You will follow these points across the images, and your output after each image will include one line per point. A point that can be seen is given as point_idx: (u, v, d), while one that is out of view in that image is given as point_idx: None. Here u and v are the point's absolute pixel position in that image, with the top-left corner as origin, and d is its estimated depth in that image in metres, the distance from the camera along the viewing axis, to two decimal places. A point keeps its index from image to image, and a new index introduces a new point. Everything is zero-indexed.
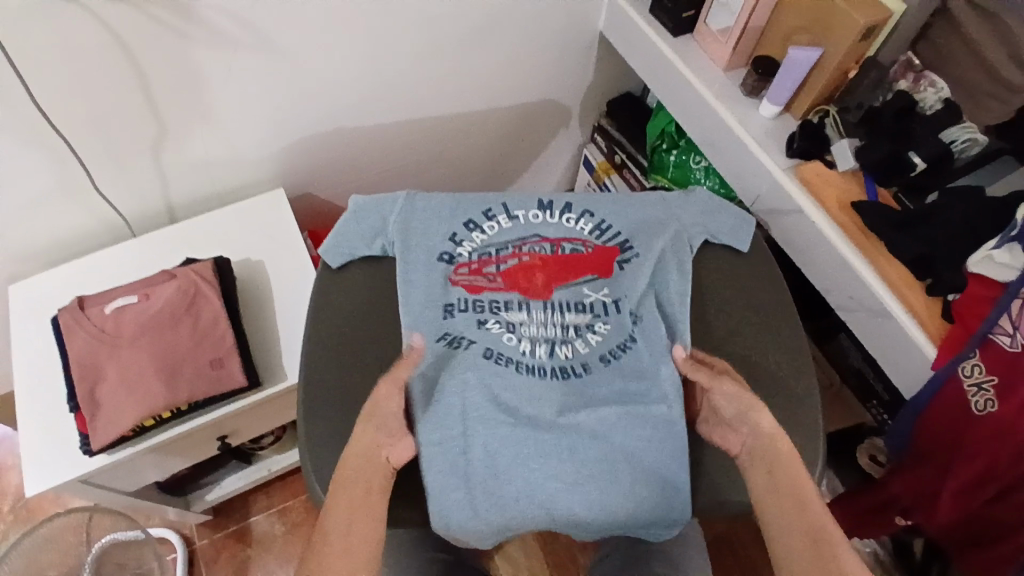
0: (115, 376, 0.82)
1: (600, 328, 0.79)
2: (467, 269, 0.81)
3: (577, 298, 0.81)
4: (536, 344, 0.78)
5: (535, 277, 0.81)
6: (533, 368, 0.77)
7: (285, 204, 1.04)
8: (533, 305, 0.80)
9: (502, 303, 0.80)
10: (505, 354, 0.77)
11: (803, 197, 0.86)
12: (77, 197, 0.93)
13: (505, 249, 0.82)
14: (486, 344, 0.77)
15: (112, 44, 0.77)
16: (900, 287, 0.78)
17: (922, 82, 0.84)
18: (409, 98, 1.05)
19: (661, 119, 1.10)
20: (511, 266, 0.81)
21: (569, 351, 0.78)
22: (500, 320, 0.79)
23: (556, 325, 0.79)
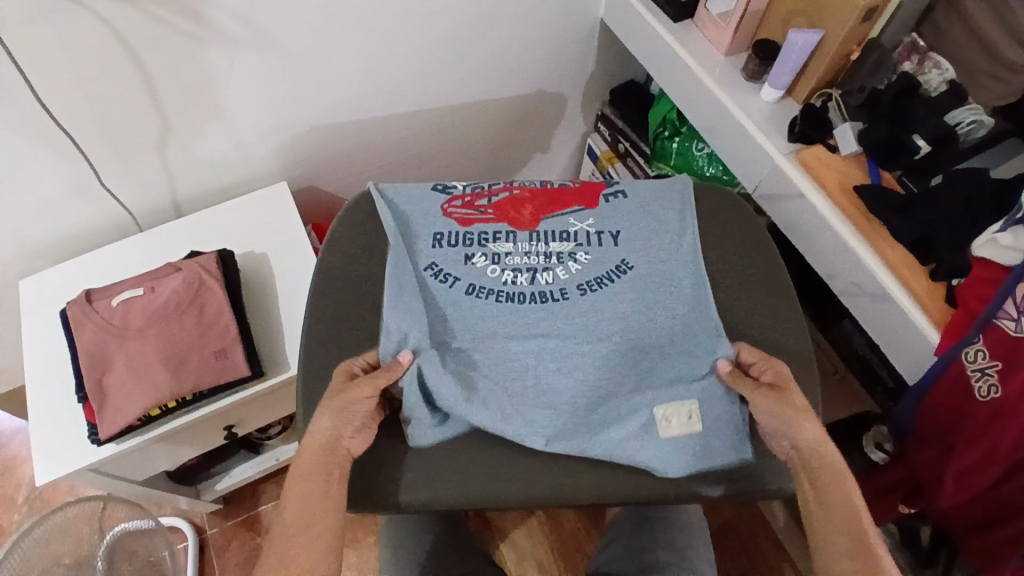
0: (123, 368, 0.83)
1: (582, 258, 0.76)
2: (460, 202, 0.81)
3: (563, 227, 0.79)
4: (517, 273, 0.76)
5: (523, 209, 0.80)
6: (513, 296, 0.74)
7: (288, 197, 1.05)
8: (520, 234, 0.78)
9: (491, 234, 0.78)
10: (486, 287, 0.75)
11: (804, 181, 0.85)
12: (85, 194, 0.94)
13: (496, 185, 0.82)
14: (469, 280, 0.75)
15: (115, 43, 0.77)
16: (902, 271, 0.77)
17: (927, 63, 0.82)
18: (409, 90, 1.05)
19: (662, 106, 1.09)
20: (500, 199, 0.81)
21: (550, 277, 0.75)
22: (486, 252, 0.77)
23: (539, 253, 0.77)
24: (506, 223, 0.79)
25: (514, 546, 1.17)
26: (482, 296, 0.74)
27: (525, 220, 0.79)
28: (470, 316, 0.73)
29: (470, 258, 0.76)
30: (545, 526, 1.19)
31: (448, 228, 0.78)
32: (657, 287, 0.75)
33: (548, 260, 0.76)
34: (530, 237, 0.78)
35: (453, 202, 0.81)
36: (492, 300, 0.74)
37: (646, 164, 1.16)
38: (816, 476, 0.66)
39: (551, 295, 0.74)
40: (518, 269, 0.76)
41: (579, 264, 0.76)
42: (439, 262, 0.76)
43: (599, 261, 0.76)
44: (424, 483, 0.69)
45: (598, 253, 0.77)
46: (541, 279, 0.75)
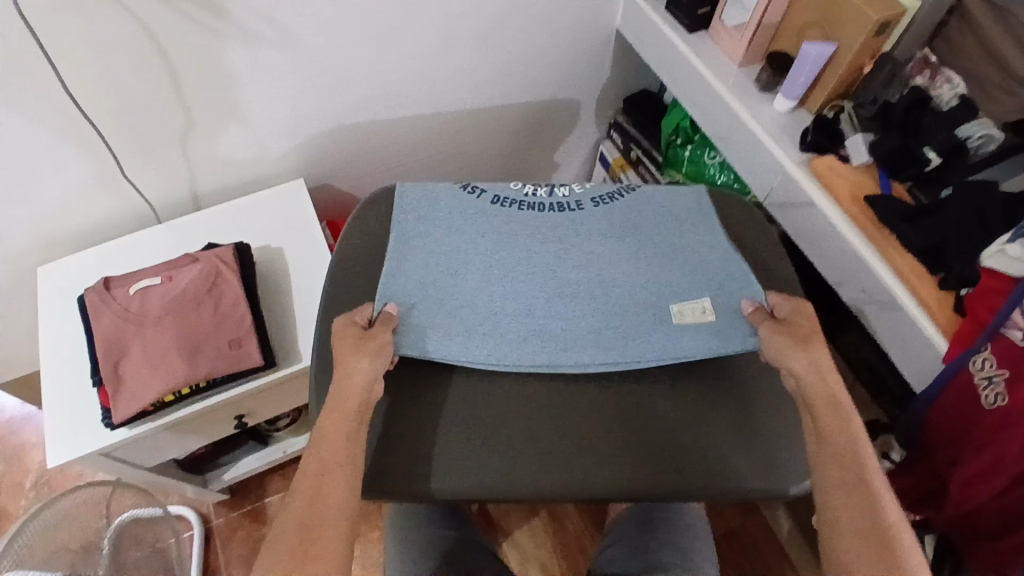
0: (138, 354, 0.84)
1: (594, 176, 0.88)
2: None
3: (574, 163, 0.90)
4: (536, 185, 0.86)
5: None
6: (534, 205, 0.84)
7: (305, 193, 1.06)
8: None
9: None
10: (509, 198, 0.84)
11: (815, 189, 0.86)
12: (108, 185, 0.96)
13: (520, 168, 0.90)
14: (494, 193, 0.85)
15: (145, 39, 0.80)
16: (910, 278, 0.78)
17: (938, 78, 0.84)
18: (423, 91, 1.07)
19: (676, 113, 1.09)
20: None
21: (567, 191, 0.86)
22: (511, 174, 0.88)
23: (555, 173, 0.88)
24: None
25: (517, 547, 1.17)
26: (506, 206, 0.84)
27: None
28: (496, 216, 0.82)
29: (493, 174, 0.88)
30: (548, 527, 1.19)
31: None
32: (671, 201, 0.86)
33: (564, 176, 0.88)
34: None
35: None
36: (515, 208, 0.84)
37: (658, 171, 1.16)
38: (822, 424, 0.67)
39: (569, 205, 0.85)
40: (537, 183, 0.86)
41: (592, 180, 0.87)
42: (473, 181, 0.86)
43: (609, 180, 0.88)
44: (450, 478, 0.70)
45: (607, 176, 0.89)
46: (559, 190, 0.86)
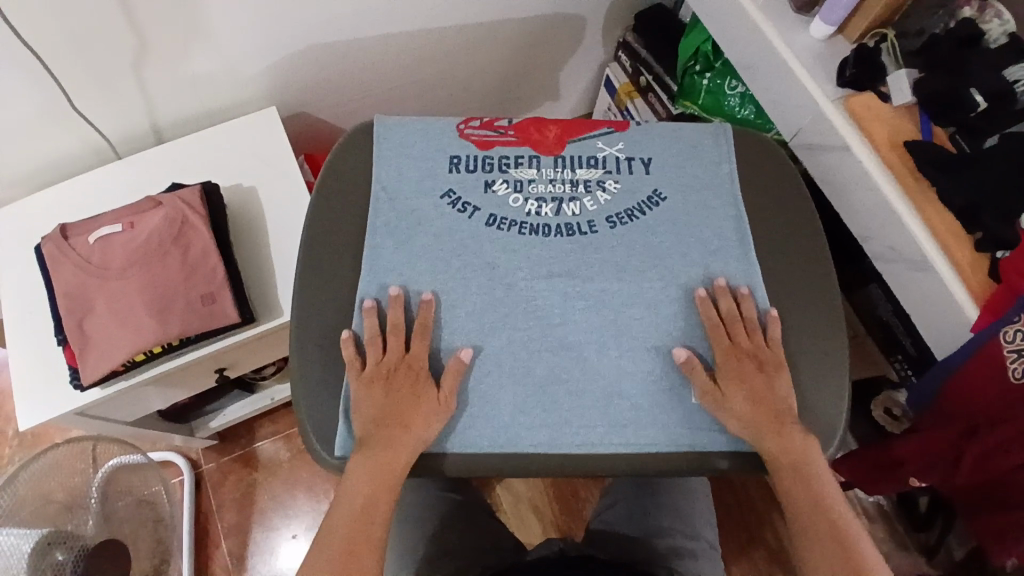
0: (104, 310, 0.78)
1: (610, 186, 0.76)
2: (478, 123, 0.79)
3: (589, 153, 0.78)
4: (542, 203, 0.75)
5: (547, 131, 0.79)
6: (538, 227, 0.73)
7: (279, 123, 0.96)
8: (544, 159, 0.77)
9: (513, 157, 0.77)
10: (508, 218, 0.74)
11: (850, 132, 0.76)
12: (57, 118, 0.85)
13: (514, 126, 0.79)
14: (489, 210, 0.74)
15: None
16: (946, 239, 0.71)
17: (988, 11, 0.73)
18: (408, 7, 0.93)
19: (694, 37, 0.96)
20: (523, 121, 0.79)
21: (577, 208, 0.75)
22: (508, 179, 0.76)
23: (565, 181, 0.76)
24: (529, 145, 0.78)
25: (509, 489, 1.17)
26: (504, 228, 0.73)
27: (549, 142, 0.78)
28: (494, 245, 0.72)
29: (490, 185, 0.75)
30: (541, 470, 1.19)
31: (468, 152, 0.77)
32: (701, 224, 0.75)
33: (575, 188, 0.76)
34: (556, 160, 0.77)
35: (470, 122, 0.79)
36: (516, 233, 0.73)
37: (671, 102, 1.04)
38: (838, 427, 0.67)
39: (579, 226, 0.74)
40: (542, 199, 0.75)
41: (608, 193, 0.76)
42: (458, 191, 0.75)
43: (630, 189, 0.76)
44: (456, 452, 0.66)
45: (628, 183, 0.76)
46: (567, 208, 0.75)
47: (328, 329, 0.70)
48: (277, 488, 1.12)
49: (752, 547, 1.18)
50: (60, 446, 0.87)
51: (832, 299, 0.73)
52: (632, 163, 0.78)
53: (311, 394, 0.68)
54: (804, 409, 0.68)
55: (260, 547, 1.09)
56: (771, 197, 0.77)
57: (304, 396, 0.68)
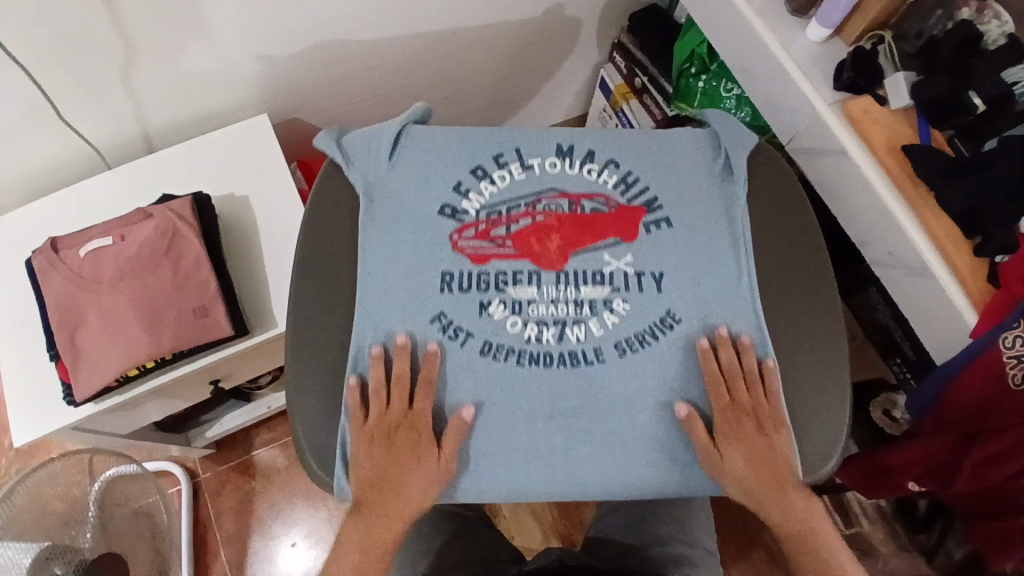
0: (96, 324, 0.77)
1: (618, 307, 0.71)
2: (473, 231, 0.72)
3: (595, 267, 0.72)
4: (542, 327, 0.70)
5: (549, 241, 0.72)
6: (537, 357, 0.69)
7: (270, 131, 0.95)
8: (544, 276, 0.71)
9: (510, 274, 0.71)
10: (505, 346, 0.69)
11: (847, 136, 0.75)
12: (44, 129, 0.84)
13: (517, 207, 0.73)
14: (485, 336, 0.69)
15: None
16: (946, 245, 0.70)
17: (987, 13, 0.72)
18: (399, 12, 0.92)
19: (691, 38, 0.94)
20: (522, 228, 0.72)
21: (581, 333, 0.70)
22: (505, 300, 0.70)
23: (568, 303, 0.71)
24: (529, 259, 0.71)
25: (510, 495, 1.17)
26: (501, 356, 0.69)
27: (551, 256, 0.72)
28: (490, 377, 0.68)
29: (486, 305, 0.70)
30: None
31: (462, 269, 0.71)
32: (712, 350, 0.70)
33: (579, 308, 0.71)
34: (558, 278, 0.71)
35: (465, 231, 0.72)
36: (513, 363, 0.69)
37: (666, 103, 1.03)
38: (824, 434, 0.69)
39: (584, 354, 0.69)
40: (544, 321, 0.70)
41: (616, 314, 0.70)
42: (450, 314, 0.69)
43: (641, 310, 0.70)
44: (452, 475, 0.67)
45: (638, 304, 0.71)
46: (570, 333, 0.70)
47: (327, 341, 0.70)
48: (275, 496, 1.12)
49: (753, 549, 1.18)
50: (57, 459, 0.86)
51: (826, 308, 0.73)
52: (642, 279, 0.71)
53: (307, 408, 0.69)
54: (804, 426, 0.69)
55: (260, 555, 1.09)
56: (784, 297, 0.74)
57: (303, 418, 0.69)
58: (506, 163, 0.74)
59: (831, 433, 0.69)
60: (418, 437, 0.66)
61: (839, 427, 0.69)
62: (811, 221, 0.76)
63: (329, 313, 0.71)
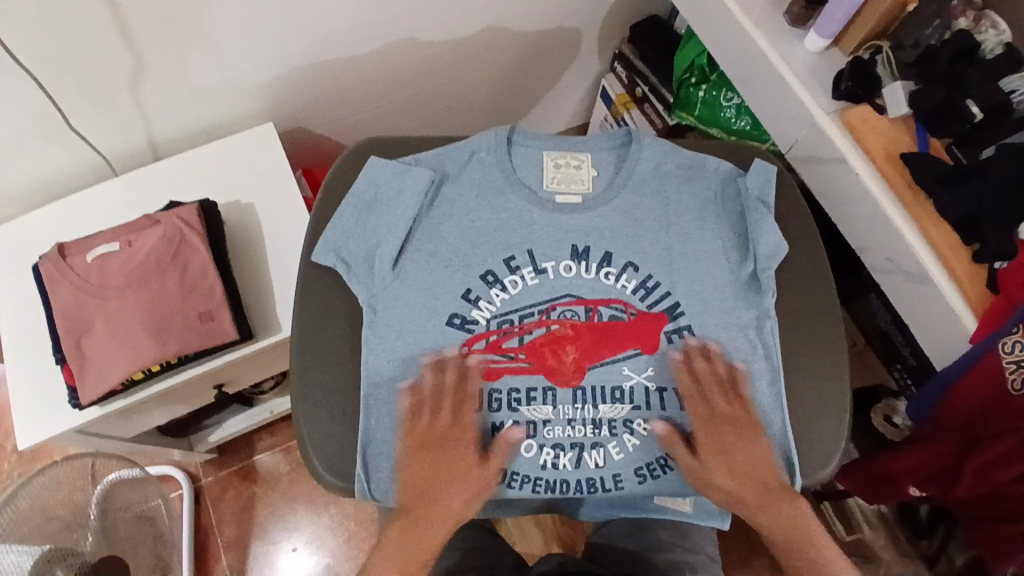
0: (102, 329, 0.78)
1: (639, 428, 0.70)
2: (485, 344, 0.70)
3: (616, 384, 0.70)
4: (560, 452, 0.69)
5: (565, 355, 0.70)
6: (554, 484, 0.69)
7: (277, 140, 0.96)
8: (561, 394, 0.69)
9: (525, 392, 0.69)
10: (520, 472, 0.69)
11: (845, 143, 0.76)
12: (53, 137, 0.85)
13: (532, 317, 0.71)
14: (499, 463, 0.69)
15: None
16: (944, 251, 0.71)
17: (983, 22, 0.73)
18: (404, 22, 0.93)
19: (692, 49, 0.95)
20: (538, 339, 0.70)
21: (601, 459, 0.69)
22: (520, 421, 0.69)
23: (587, 426, 0.69)
24: (543, 374, 0.70)
25: None
26: (516, 483, 0.69)
27: (567, 369, 0.70)
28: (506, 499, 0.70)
29: (499, 427, 0.69)
30: None
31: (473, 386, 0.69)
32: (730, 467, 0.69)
33: (597, 429, 0.69)
34: (575, 395, 0.69)
35: (476, 344, 0.70)
36: (530, 489, 0.69)
37: (667, 112, 1.04)
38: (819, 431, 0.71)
39: (603, 481, 0.70)
40: (560, 445, 0.69)
41: (636, 437, 0.70)
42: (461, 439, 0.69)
43: (662, 432, 0.69)
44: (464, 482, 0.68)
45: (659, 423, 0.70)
46: (588, 459, 0.69)
47: (333, 344, 0.71)
48: (277, 502, 1.12)
49: (755, 557, 1.18)
50: (58, 466, 0.87)
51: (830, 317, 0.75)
52: (664, 395, 0.70)
53: (314, 407, 0.70)
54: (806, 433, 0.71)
55: (261, 561, 1.09)
56: (792, 317, 0.74)
57: (309, 419, 0.70)
58: (519, 267, 0.72)
59: (829, 447, 0.71)
60: (463, 433, 0.68)
61: (840, 431, 0.71)
62: (810, 227, 0.78)
63: (334, 317, 0.72)
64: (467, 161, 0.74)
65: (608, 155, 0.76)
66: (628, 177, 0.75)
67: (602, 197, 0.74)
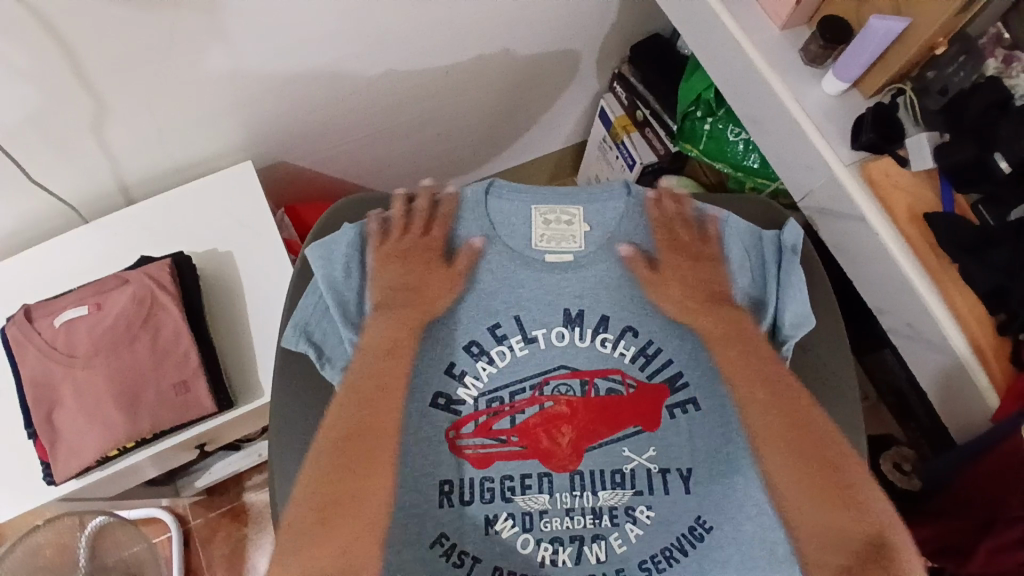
0: (72, 403, 0.74)
1: (642, 515, 0.65)
2: (472, 426, 0.66)
3: (614, 466, 0.66)
4: (558, 545, 0.65)
5: (560, 436, 0.66)
6: None
7: (256, 180, 0.90)
8: (556, 478, 0.66)
9: (518, 477, 0.65)
10: (516, 572, 0.64)
11: (866, 200, 0.70)
12: (11, 186, 0.79)
13: (522, 394, 0.67)
14: (494, 561, 0.64)
15: (21, 18, 0.62)
16: (969, 322, 0.66)
17: (1015, 64, 0.65)
18: (388, 53, 0.87)
19: (697, 81, 0.89)
20: (529, 418, 0.67)
21: (602, 551, 0.64)
22: (513, 513, 0.65)
23: (586, 513, 0.65)
24: (538, 459, 0.66)
25: None
26: None
27: (563, 451, 0.66)
28: None
29: (493, 520, 0.65)
30: None
31: (463, 475, 0.65)
32: (738, 550, 0.63)
33: (598, 519, 0.65)
34: (572, 482, 0.66)
35: (463, 427, 0.66)
36: None
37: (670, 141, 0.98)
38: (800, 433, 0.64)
39: None
40: (559, 539, 0.65)
41: (639, 526, 0.65)
42: (448, 532, 0.64)
43: (667, 519, 0.65)
44: None
45: (663, 510, 0.65)
46: (589, 553, 0.65)
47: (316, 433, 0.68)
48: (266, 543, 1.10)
49: None
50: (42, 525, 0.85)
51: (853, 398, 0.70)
52: (668, 477, 0.66)
53: None
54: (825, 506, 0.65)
55: None
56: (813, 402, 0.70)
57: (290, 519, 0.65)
58: (506, 336, 0.68)
59: None
60: (457, 523, 0.64)
61: None
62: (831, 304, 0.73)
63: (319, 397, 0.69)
64: (441, 219, 0.69)
65: (600, 208, 0.70)
66: (624, 231, 0.69)
67: (595, 255, 0.69)
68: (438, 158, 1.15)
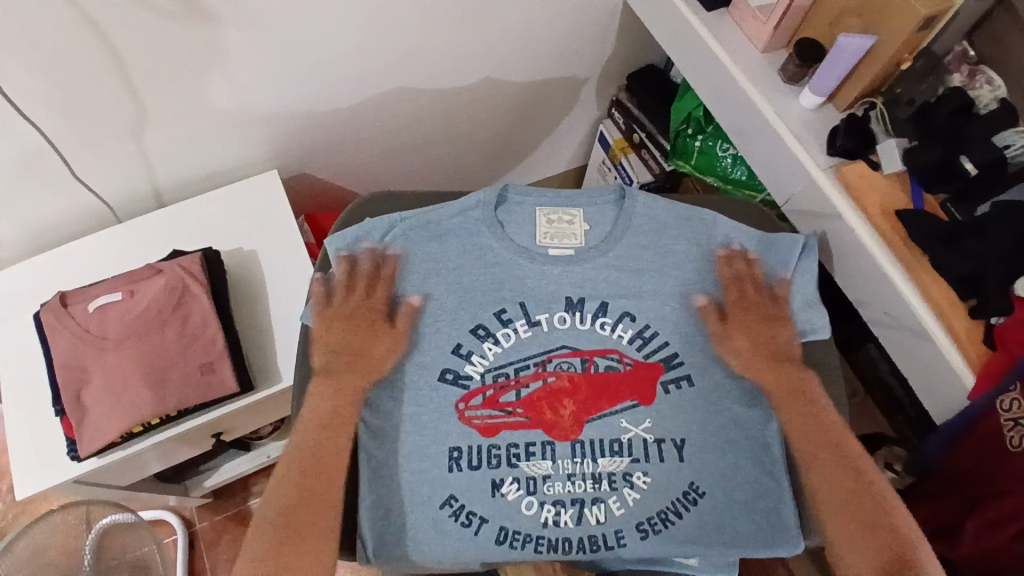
0: (101, 381, 0.78)
1: (639, 480, 0.69)
2: (480, 399, 0.70)
3: (613, 436, 0.70)
4: (559, 508, 0.68)
5: (562, 409, 0.71)
6: (556, 543, 0.68)
7: (280, 186, 0.97)
8: (559, 447, 0.70)
9: (522, 447, 0.69)
10: (520, 533, 0.67)
11: (843, 199, 0.77)
12: (57, 184, 0.86)
13: (526, 370, 0.72)
14: (499, 523, 0.67)
15: (84, 26, 0.70)
16: (943, 307, 0.71)
17: (978, 78, 0.75)
18: (406, 74, 0.96)
19: (688, 102, 0.97)
20: (533, 392, 0.71)
21: (601, 514, 0.68)
22: (518, 478, 0.68)
23: (586, 479, 0.69)
24: (542, 430, 0.70)
25: None
26: (516, 544, 0.67)
27: (565, 424, 0.70)
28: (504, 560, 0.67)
29: (499, 485, 0.68)
30: None
31: (471, 443, 0.69)
32: (727, 513, 0.68)
33: (598, 484, 0.69)
34: (574, 450, 0.70)
35: (472, 400, 0.70)
36: (529, 549, 0.67)
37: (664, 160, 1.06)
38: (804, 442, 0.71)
39: (605, 538, 0.68)
40: (561, 502, 0.68)
41: (637, 491, 0.69)
42: (457, 494, 0.68)
43: (663, 485, 0.69)
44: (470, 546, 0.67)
45: (659, 476, 0.69)
46: (589, 515, 0.68)
47: None
48: None
49: None
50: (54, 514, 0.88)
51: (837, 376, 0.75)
52: (663, 447, 0.70)
53: None
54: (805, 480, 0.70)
55: None
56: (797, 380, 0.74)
57: None
58: (511, 320, 0.73)
59: None
60: (467, 488, 0.68)
61: None
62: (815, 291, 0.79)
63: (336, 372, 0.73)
64: (452, 214, 0.75)
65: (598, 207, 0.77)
66: (622, 227, 0.75)
67: (592, 249, 0.75)
68: (447, 179, 1.23)
